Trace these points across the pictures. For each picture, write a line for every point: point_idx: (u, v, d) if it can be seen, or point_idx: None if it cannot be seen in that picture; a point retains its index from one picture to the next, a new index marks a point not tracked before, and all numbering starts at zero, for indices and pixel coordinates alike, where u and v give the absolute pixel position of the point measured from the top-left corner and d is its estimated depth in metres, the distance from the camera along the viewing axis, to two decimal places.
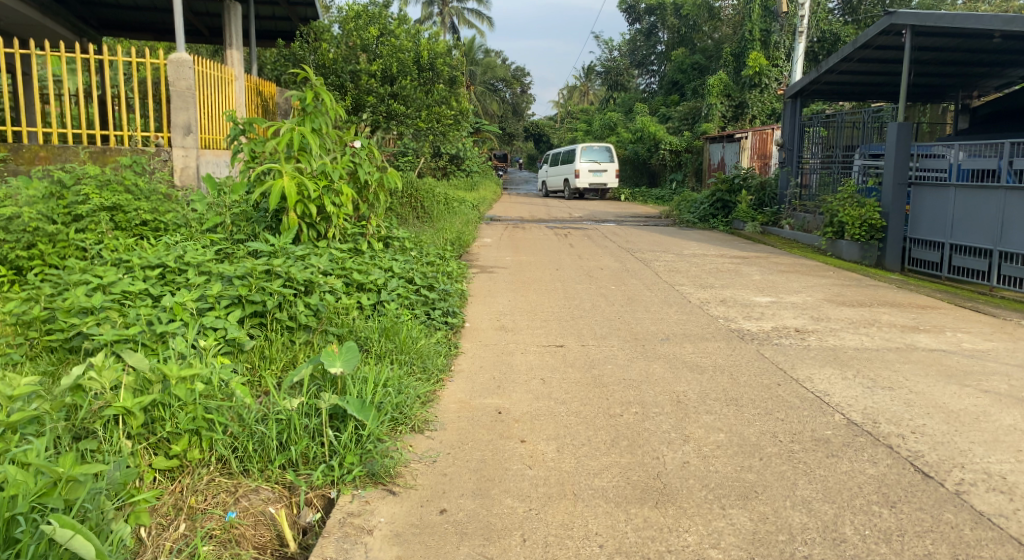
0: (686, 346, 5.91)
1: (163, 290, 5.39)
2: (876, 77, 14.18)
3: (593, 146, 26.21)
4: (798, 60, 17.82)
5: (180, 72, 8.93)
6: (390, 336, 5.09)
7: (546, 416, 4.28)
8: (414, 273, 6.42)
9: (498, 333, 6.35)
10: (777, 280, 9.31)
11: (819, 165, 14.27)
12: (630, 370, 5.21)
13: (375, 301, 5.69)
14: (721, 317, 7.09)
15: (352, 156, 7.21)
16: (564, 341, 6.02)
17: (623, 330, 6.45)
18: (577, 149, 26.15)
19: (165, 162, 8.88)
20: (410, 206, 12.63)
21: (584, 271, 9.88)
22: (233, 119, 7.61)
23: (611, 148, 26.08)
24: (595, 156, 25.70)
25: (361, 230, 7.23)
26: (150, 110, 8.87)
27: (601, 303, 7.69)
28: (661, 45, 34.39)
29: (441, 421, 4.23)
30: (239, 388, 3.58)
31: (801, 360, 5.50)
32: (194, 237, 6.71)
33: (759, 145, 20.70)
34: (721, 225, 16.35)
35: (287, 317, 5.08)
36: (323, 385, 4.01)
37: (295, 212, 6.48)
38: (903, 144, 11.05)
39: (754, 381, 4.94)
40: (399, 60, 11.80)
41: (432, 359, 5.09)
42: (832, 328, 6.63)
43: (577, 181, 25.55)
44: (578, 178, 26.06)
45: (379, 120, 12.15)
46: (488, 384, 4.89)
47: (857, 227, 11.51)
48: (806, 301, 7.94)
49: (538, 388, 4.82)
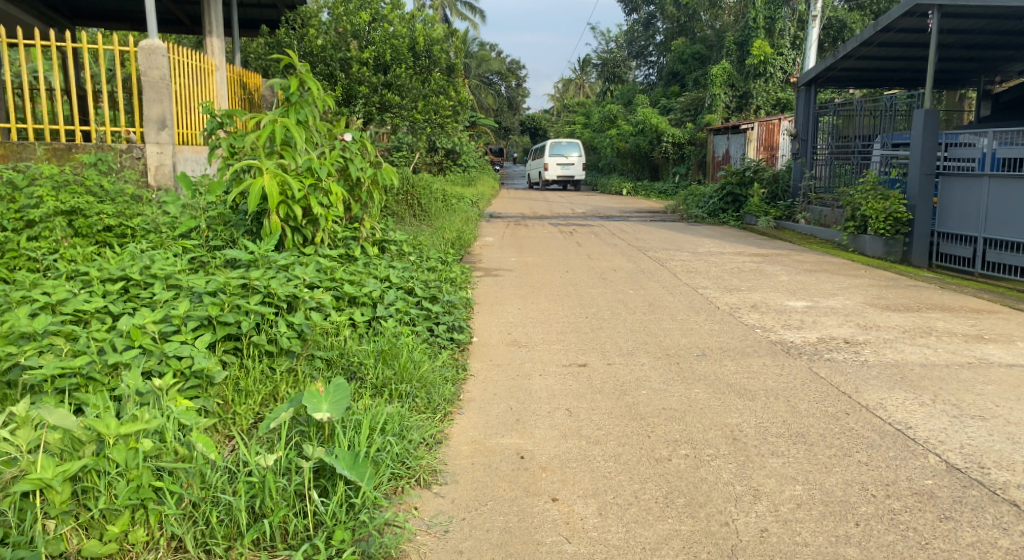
0: (726, 364, 5.17)
1: (121, 310, 4.61)
2: (896, 62, 13.39)
3: (560, 142, 27.93)
4: (812, 45, 16.99)
5: (152, 60, 8.12)
6: (389, 361, 4.40)
7: (579, 464, 3.52)
8: (414, 282, 5.70)
9: (510, 349, 5.61)
10: (808, 281, 8.57)
11: (833, 155, 13.44)
12: (668, 396, 4.47)
13: (371, 317, 4.97)
14: (757, 326, 6.35)
15: (342, 150, 6.48)
16: (586, 359, 5.28)
17: (650, 343, 5.72)
18: (546, 144, 27.90)
19: (138, 160, 8.16)
20: (406, 202, 11.90)
21: (596, 273, 9.13)
22: (210, 111, 6.87)
23: (578, 143, 27.85)
24: (562, 149, 27.36)
25: (353, 234, 6.50)
26: (118, 102, 8.06)
27: (621, 311, 6.94)
28: (660, 36, 33.65)
29: (452, 470, 3.49)
30: (200, 442, 2.84)
31: (863, 381, 4.75)
32: (164, 243, 5.93)
33: (766, 136, 19.92)
34: (732, 220, 15.56)
35: (266, 340, 4.33)
36: (309, 431, 3.26)
37: (278, 214, 5.73)
38: (929, 133, 10.28)
39: (816, 411, 4.21)
40: (393, 47, 11.05)
41: (438, 388, 4.34)
42: (886, 338, 5.90)
43: (547, 174, 27.27)
44: (548, 171, 27.75)
45: (372, 113, 11.36)
46: (505, 419, 4.13)
47: (881, 221, 10.75)
48: (846, 305, 7.21)
49: (564, 422, 4.07)
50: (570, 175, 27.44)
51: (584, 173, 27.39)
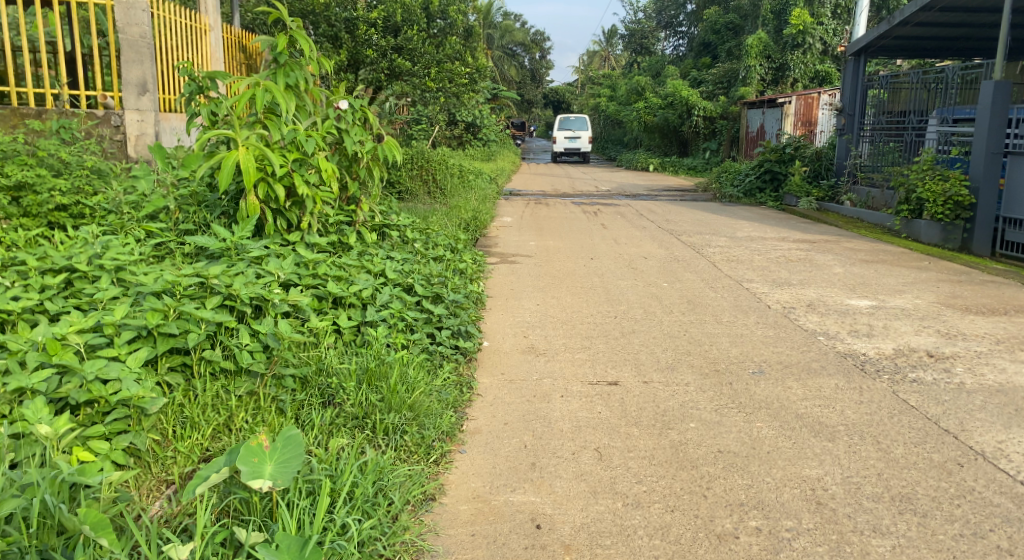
0: (791, 386, 4.23)
1: (53, 311, 3.72)
2: (954, 29, 12.11)
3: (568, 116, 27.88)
4: (861, 12, 15.57)
5: (131, 16, 7.23)
6: (375, 384, 3.51)
7: (616, 542, 2.67)
8: (414, 278, 4.80)
9: (527, 359, 4.72)
10: (866, 275, 7.57)
11: (883, 132, 12.23)
12: (724, 433, 3.57)
13: (358, 322, 4.08)
14: (819, 332, 5.41)
15: (336, 121, 5.56)
16: (618, 377, 4.36)
17: (695, 355, 4.80)
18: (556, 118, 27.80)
19: (117, 129, 7.32)
20: (420, 177, 11.09)
21: (625, 260, 8.19)
22: (190, 73, 5.92)
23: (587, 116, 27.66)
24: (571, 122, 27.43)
25: (348, 218, 5.62)
26: (95, 63, 7.23)
27: (656, 310, 6.00)
28: (691, 5, 32.28)
29: (444, 545, 2.62)
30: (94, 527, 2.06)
31: (969, 413, 3.83)
32: (125, 227, 5.04)
33: (805, 110, 18.65)
34: (770, 201, 14.47)
35: (221, 356, 3.40)
36: (248, 501, 2.41)
37: (256, 194, 4.81)
38: (999, 109, 9.13)
39: (918, 459, 3.30)
40: (403, 6, 9.96)
41: (434, 419, 3.44)
42: (978, 351, 4.95)
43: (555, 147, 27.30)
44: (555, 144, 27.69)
45: (381, 79, 10.42)
46: (518, 463, 3.25)
47: (940, 204, 9.53)
48: (919, 306, 6.22)
49: (593, 470, 3.18)
50: (578, 149, 27.60)
51: (591, 146, 27.31)
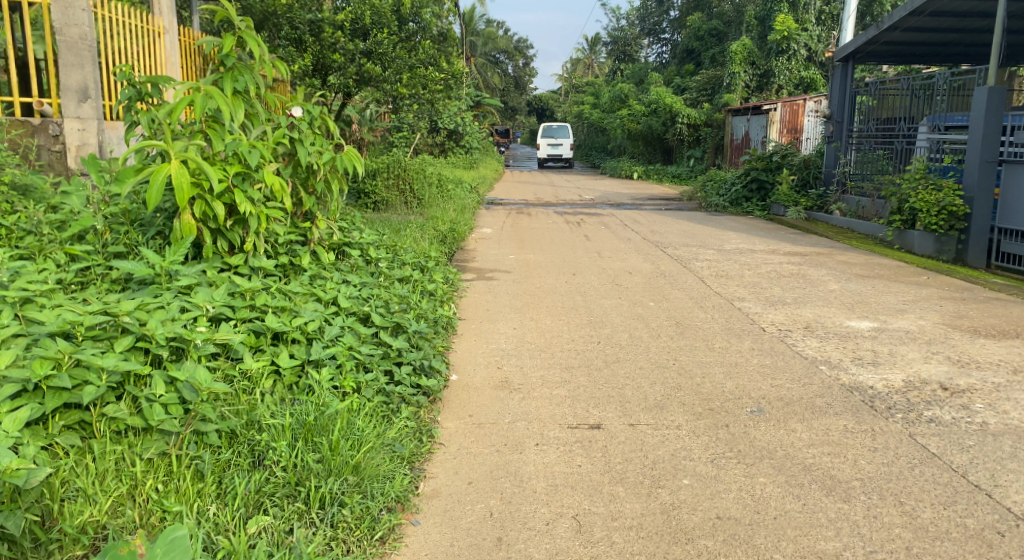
0: (796, 429, 3.74)
1: None
2: (944, 34, 11.72)
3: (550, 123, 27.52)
4: (849, 16, 15.20)
5: (69, 16, 6.68)
6: (314, 439, 2.99)
7: None
8: (371, 305, 4.28)
9: (499, 395, 4.21)
10: (864, 292, 7.10)
11: (872, 140, 11.82)
12: (722, 493, 3.07)
13: (301, 362, 3.55)
14: (820, 360, 4.92)
15: (290, 131, 5.02)
16: (599, 419, 3.85)
17: (685, 390, 4.30)
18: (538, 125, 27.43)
19: (55, 139, 6.75)
20: (397, 187, 10.50)
21: (609, 276, 7.71)
22: (129, 77, 5.33)
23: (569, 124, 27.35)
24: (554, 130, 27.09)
25: (302, 237, 5.09)
26: (30, 66, 6.68)
27: (641, 335, 5.51)
28: (673, 13, 32.06)
29: None
30: None
31: (1000, 464, 3.34)
32: (45, 250, 4.48)
33: (791, 117, 18.30)
34: (757, 210, 14.05)
35: (127, 412, 2.85)
36: None
37: (192, 212, 4.25)
38: (994, 116, 8.69)
39: (950, 528, 2.81)
40: (372, 8, 9.48)
41: (383, 483, 2.93)
42: (996, 382, 4.47)
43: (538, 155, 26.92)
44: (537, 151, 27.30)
45: (350, 85, 9.89)
46: (480, 539, 2.75)
47: (933, 215, 9.12)
48: (924, 328, 5.75)
49: (570, 547, 2.69)
50: (561, 155, 27.24)
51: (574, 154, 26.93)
